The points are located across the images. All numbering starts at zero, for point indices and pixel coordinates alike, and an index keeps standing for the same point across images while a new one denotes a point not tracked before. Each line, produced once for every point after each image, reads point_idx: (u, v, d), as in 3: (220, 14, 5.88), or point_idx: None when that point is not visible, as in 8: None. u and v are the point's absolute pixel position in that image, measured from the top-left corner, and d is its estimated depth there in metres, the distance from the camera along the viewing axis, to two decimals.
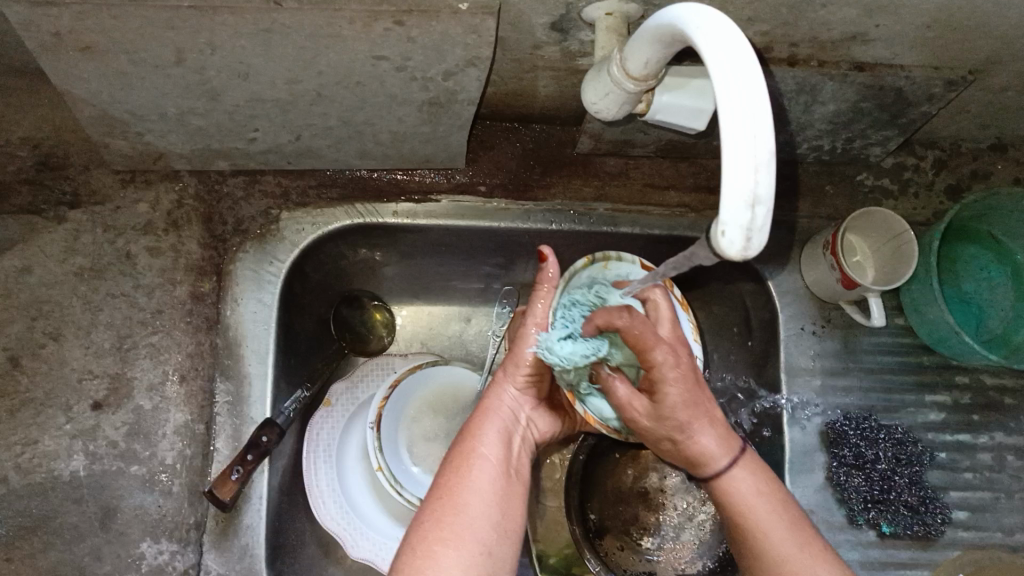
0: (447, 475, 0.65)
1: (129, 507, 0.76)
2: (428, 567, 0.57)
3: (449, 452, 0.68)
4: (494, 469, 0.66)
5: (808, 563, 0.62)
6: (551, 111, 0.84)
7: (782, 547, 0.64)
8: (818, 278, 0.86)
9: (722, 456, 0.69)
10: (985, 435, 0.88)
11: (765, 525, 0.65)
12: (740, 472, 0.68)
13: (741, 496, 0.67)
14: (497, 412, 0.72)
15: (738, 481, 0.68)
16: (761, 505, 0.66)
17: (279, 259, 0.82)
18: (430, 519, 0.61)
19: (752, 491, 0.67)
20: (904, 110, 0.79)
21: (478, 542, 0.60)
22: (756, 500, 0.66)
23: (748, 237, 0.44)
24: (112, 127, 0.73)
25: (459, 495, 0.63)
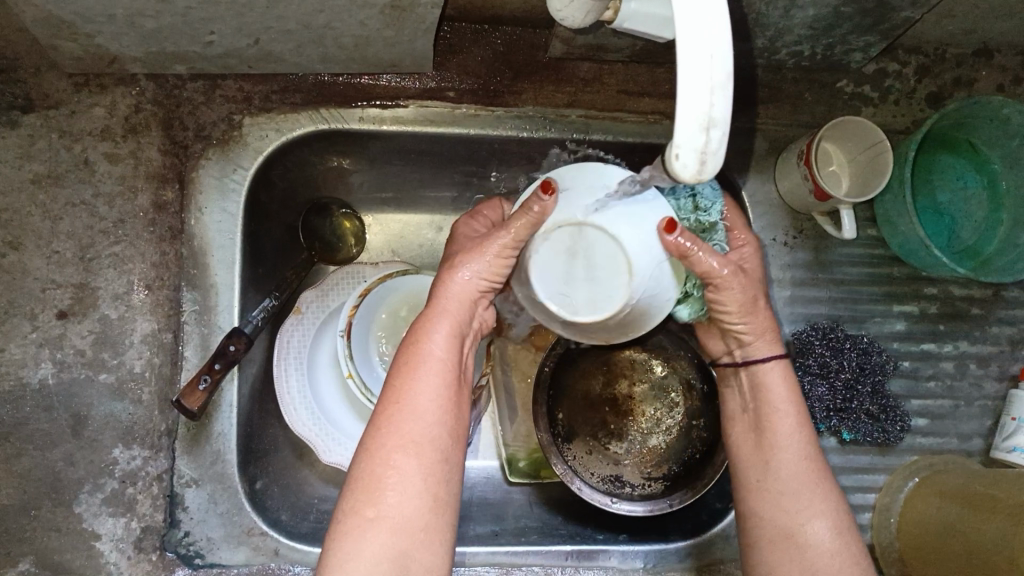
0: (399, 376, 0.60)
1: (99, 415, 0.77)
2: (388, 476, 0.56)
3: (399, 350, 0.63)
4: (445, 369, 0.62)
5: (818, 475, 0.67)
6: (522, 13, 0.81)
7: (799, 447, 0.67)
8: (791, 187, 0.85)
9: (767, 349, 0.71)
10: (949, 344, 0.89)
11: (788, 427, 0.68)
12: (779, 371, 0.71)
13: (775, 395, 0.70)
14: (451, 305, 0.65)
15: (778, 380, 0.70)
16: (791, 407, 0.69)
17: (244, 167, 0.80)
18: (384, 424, 0.58)
19: (785, 388, 0.70)
20: (887, 15, 0.76)
21: (436, 445, 0.58)
22: (788, 400, 0.69)
23: (702, 160, 0.43)
24: (59, 29, 0.69)
25: (414, 397, 0.59)
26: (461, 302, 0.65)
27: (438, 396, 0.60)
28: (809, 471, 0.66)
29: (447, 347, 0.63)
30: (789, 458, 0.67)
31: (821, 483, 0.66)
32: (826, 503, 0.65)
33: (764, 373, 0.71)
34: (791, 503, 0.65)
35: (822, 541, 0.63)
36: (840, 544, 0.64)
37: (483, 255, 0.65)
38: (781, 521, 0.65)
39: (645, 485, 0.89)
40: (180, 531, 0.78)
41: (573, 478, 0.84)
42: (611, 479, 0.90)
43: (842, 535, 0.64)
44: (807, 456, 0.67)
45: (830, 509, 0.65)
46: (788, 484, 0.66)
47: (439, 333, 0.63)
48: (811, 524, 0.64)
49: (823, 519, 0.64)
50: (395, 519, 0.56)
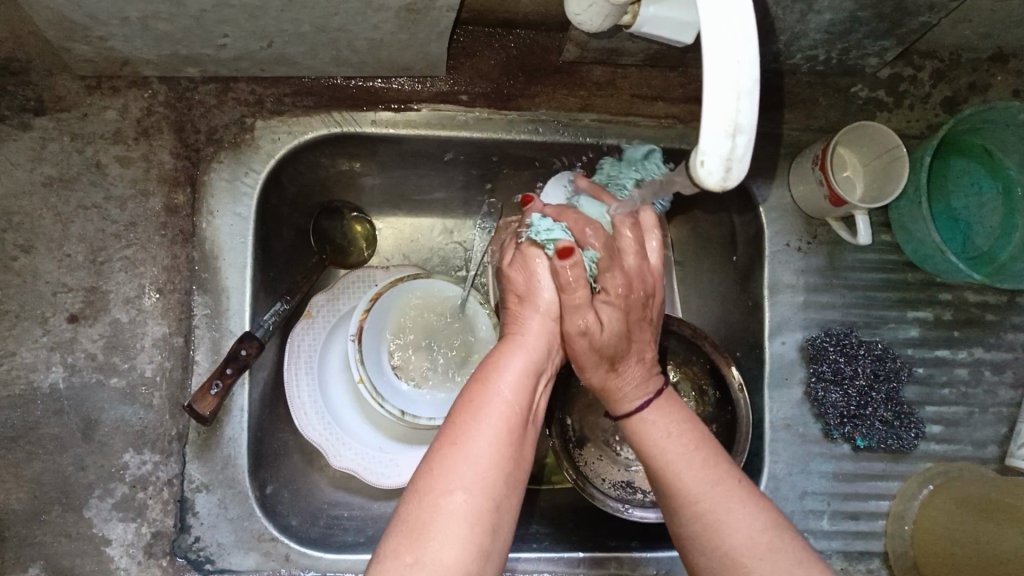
0: (462, 409, 0.59)
1: (110, 420, 0.77)
2: (432, 517, 0.52)
3: (462, 391, 0.61)
4: (509, 411, 0.59)
5: (727, 499, 0.59)
6: (536, 16, 0.80)
7: (695, 481, 0.61)
8: (807, 193, 0.84)
9: (635, 397, 0.67)
10: (964, 351, 0.89)
11: (675, 461, 0.62)
12: (652, 411, 0.66)
13: (653, 437, 0.65)
14: (524, 351, 0.65)
15: (654, 424, 0.66)
16: (674, 441, 0.63)
17: (255, 170, 0.80)
18: (435, 459, 0.55)
19: (665, 426, 0.65)
20: (904, 19, 0.76)
21: (488, 491, 0.54)
22: (668, 440, 0.64)
23: (728, 167, 0.43)
24: (72, 31, 0.69)
25: (472, 436, 0.56)
26: (532, 351, 0.65)
27: (499, 435, 0.57)
28: (714, 498, 0.59)
29: (512, 392, 0.61)
30: (688, 501, 0.60)
31: (732, 505, 0.59)
32: (744, 518, 0.58)
33: (638, 423, 0.66)
34: (710, 543, 0.58)
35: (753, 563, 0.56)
36: (773, 556, 0.56)
37: (536, 271, 0.70)
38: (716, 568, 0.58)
39: (657, 491, 0.89)
40: (190, 535, 0.76)
41: (586, 484, 0.83)
42: (622, 484, 0.89)
43: (772, 540, 0.57)
44: (704, 484, 0.60)
45: (748, 526, 0.58)
46: (700, 526, 0.59)
47: (509, 373, 0.62)
48: (736, 555, 0.57)
49: (748, 542, 0.57)
50: (438, 567, 0.50)
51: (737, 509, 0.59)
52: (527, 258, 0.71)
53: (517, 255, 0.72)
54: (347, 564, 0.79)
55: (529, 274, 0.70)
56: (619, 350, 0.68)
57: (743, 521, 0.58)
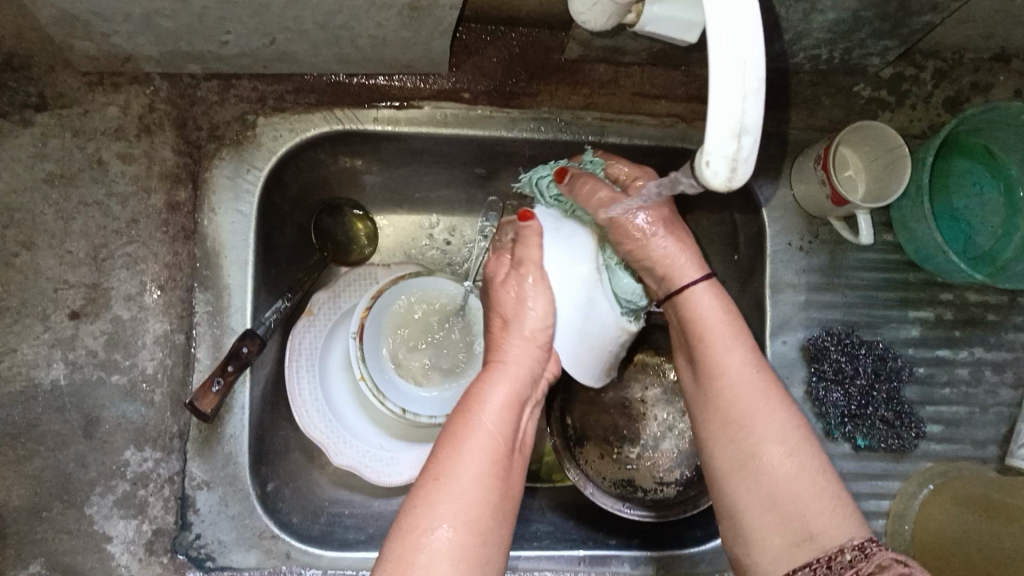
0: (448, 440, 0.60)
1: (111, 417, 0.77)
2: (416, 554, 0.53)
3: (447, 423, 0.62)
4: (494, 441, 0.60)
5: (761, 397, 0.64)
6: (539, 14, 0.80)
7: (737, 371, 0.66)
8: (808, 193, 0.84)
9: (693, 271, 0.72)
10: (965, 351, 0.89)
11: (721, 350, 0.67)
12: (705, 289, 0.71)
13: (704, 310, 0.70)
14: (506, 379, 0.66)
15: (703, 298, 0.70)
16: (722, 324, 0.68)
17: (257, 168, 0.80)
18: (420, 493, 0.56)
19: (714, 306, 0.70)
20: (906, 19, 0.76)
21: (473, 523, 0.55)
22: (717, 319, 0.69)
23: (733, 167, 0.43)
24: (74, 28, 0.69)
25: (456, 467, 0.57)
26: (514, 379, 0.66)
27: (485, 468, 0.58)
28: (755, 394, 0.64)
29: (496, 422, 0.62)
30: (727, 380, 0.65)
31: (765, 406, 0.63)
32: (776, 422, 0.63)
33: (690, 297, 0.71)
34: (735, 434, 0.64)
35: (775, 467, 0.61)
36: (798, 463, 0.61)
37: (525, 293, 0.69)
38: (736, 453, 0.63)
39: (657, 490, 0.90)
40: (191, 533, 0.76)
41: (586, 484, 0.83)
42: (623, 483, 0.89)
43: (801, 444, 0.62)
44: (739, 373, 0.65)
45: (781, 432, 0.62)
46: (733, 409, 0.64)
47: (495, 404, 0.63)
48: (762, 450, 0.62)
49: (776, 443, 0.62)
50: None
51: (769, 405, 0.64)
52: (523, 278, 0.70)
53: (509, 272, 0.71)
54: (346, 562, 0.79)
55: (521, 295, 0.69)
56: (666, 233, 0.73)
57: (773, 423, 0.63)
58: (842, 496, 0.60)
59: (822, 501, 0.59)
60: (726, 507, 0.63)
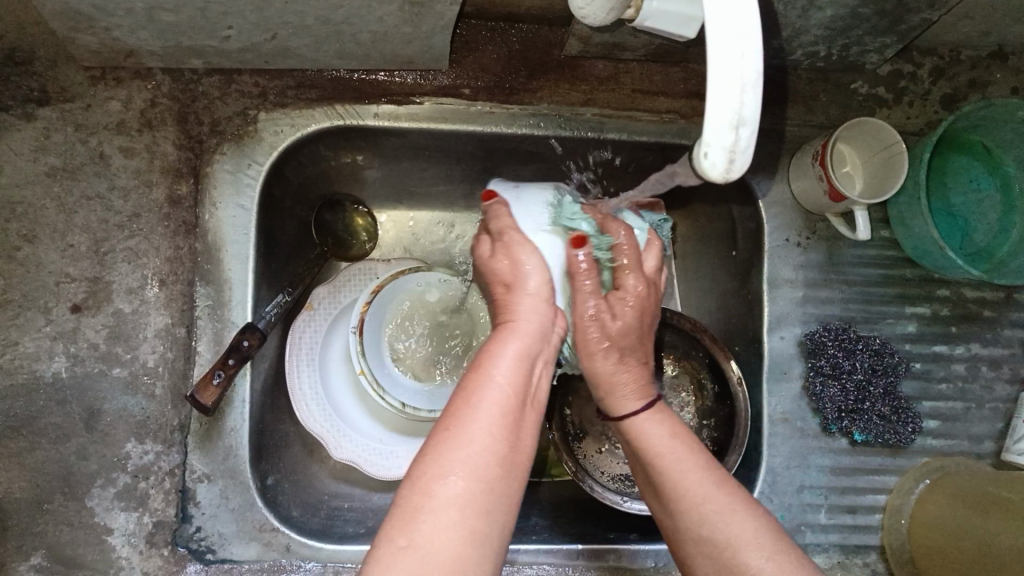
0: (458, 398, 0.55)
1: (112, 410, 0.77)
2: (422, 506, 0.49)
3: (462, 376, 0.57)
4: (509, 396, 0.55)
5: (723, 499, 0.58)
6: (539, 10, 0.80)
7: (697, 486, 0.59)
8: (806, 190, 0.85)
9: (630, 402, 0.65)
10: (961, 346, 0.89)
11: (683, 477, 0.60)
12: (649, 416, 0.64)
13: (653, 441, 0.63)
14: (524, 329, 0.61)
15: (652, 428, 0.64)
16: (679, 454, 0.61)
17: (258, 162, 0.80)
18: (428, 449, 0.52)
19: (667, 433, 0.63)
20: (904, 16, 0.76)
21: (481, 480, 0.51)
22: (669, 445, 0.62)
23: (731, 159, 0.44)
24: (77, 22, 0.69)
25: (466, 421, 0.53)
26: (530, 327, 0.61)
27: (496, 424, 0.53)
28: (725, 503, 0.58)
29: (511, 375, 0.57)
30: (690, 505, 0.59)
31: (731, 509, 0.57)
32: (749, 523, 0.56)
33: (633, 426, 0.65)
34: (709, 545, 0.57)
35: (758, 572, 0.54)
36: (779, 562, 0.54)
37: (521, 251, 0.64)
38: (712, 567, 0.57)
39: None
40: (192, 525, 0.77)
41: (585, 478, 0.83)
42: (622, 477, 0.90)
43: (776, 543, 0.55)
44: (699, 489, 0.59)
45: (758, 532, 0.56)
46: (702, 520, 0.58)
47: (509, 355, 0.58)
48: (739, 555, 0.55)
49: (754, 547, 0.55)
50: (429, 553, 0.47)
51: (737, 508, 0.57)
52: (511, 243, 0.65)
53: (495, 243, 0.66)
54: (346, 554, 0.79)
55: (516, 260, 0.64)
56: (619, 362, 0.66)
57: (745, 524, 0.56)
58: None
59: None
60: None
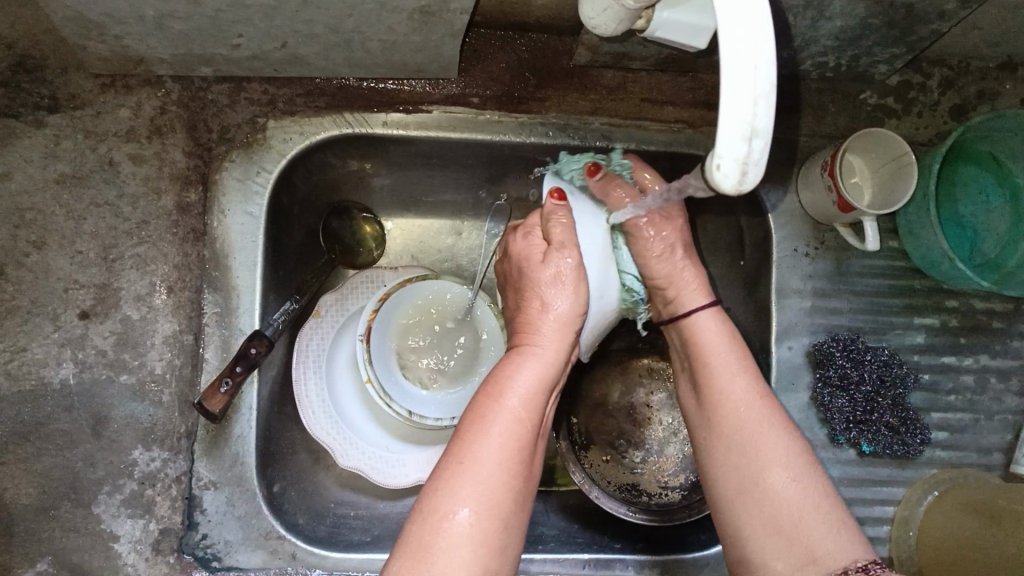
0: (474, 416, 0.60)
1: (119, 416, 0.77)
2: (435, 538, 0.54)
3: (472, 404, 0.62)
4: (519, 427, 0.60)
5: (765, 420, 0.65)
6: (548, 19, 0.81)
7: (740, 396, 0.66)
8: (815, 199, 0.85)
9: (699, 298, 0.73)
10: (970, 358, 0.89)
11: (726, 377, 0.68)
12: (709, 314, 0.73)
13: (707, 336, 0.71)
14: (538, 362, 0.65)
15: (708, 324, 0.72)
16: (729, 354, 0.69)
17: (267, 169, 0.80)
18: (442, 478, 0.57)
19: (718, 330, 0.72)
20: (914, 27, 0.76)
21: (492, 512, 0.56)
22: (719, 346, 0.70)
23: (744, 170, 0.43)
24: (88, 30, 0.70)
25: (479, 451, 0.58)
26: (545, 358, 0.65)
27: (507, 457, 0.58)
28: (759, 418, 0.65)
29: (522, 407, 0.61)
30: (734, 411, 0.66)
31: (769, 431, 0.64)
32: (781, 450, 0.63)
33: (692, 324, 0.73)
34: (744, 459, 0.64)
35: (784, 492, 0.61)
36: (803, 487, 0.61)
37: (563, 285, 0.68)
38: (738, 476, 0.63)
39: (662, 495, 0.90)
40: (198, 532, 0.77)
41: (590, 487, 0.84)
42: (628, 487, 0.90)
43: (804, 468, 0.62)
44: (746, 401, 0.66)
45: (785, 457, 0.63)
46: (740, 435, 0.65)
47: (522, 387, 0.62)
48: (768, 475, 0.62)
49: (780, 467, 0.62)
50: None
51: (773, 427, 0.65)
52: (562, 275, 0.68)
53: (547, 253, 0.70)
54: (353, 561, 0.79)
55: (559, 279, 0.68)
56: (677, 267, 0.74)
57: (778, 445, 0.63)
58: (846, 522, 0.60)
59: (824, 526, 0.60)
60: (730, 532, 0.63)
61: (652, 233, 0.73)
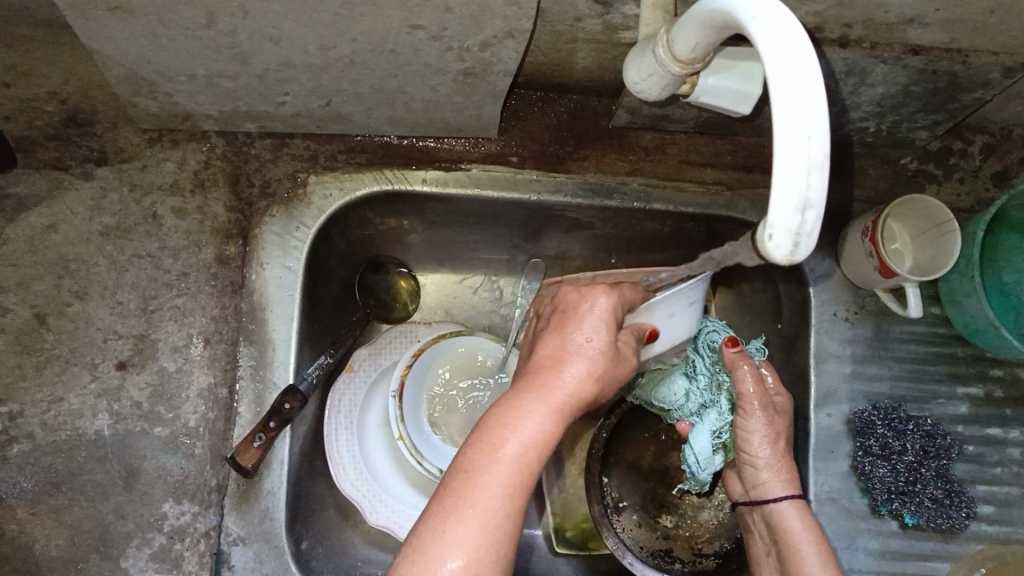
0: (470, 460, 0.55)
1: (151, 468, 0.77)
2: None
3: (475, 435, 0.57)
4: (518, 468, 0.55)
5: None
6: (588, 81, 0.81)
7: None
8: (854, 265, 0.84)
9: (783, 490, 0.75)
10: (1016, 429, 0.87)
11: (811, 568, 0.69)
12: (793, 508, 0.74)
13: (792, 526, 0.73)
14: (551, 398, 0.58)
15: (792, 515, 0.73)
16: (811, 542, 0.71)
17: (306, 225, 0.80)
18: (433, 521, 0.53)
19: (804, 524, 0.73)
20: (957, 95, 0.76)
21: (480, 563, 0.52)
22: (802, 537, 0.72)
23: (796, 241, 0.43)
24: (140, 87, 0.71)
25: (472, 494, 0.53)
26: (556, 400, 0.58)
27: (499, 501, 0.53)
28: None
29: (527, 444, 0.55)
30: None
31: None
32: None
33: (778, 513, 0.74)
34: None
35: None
36: None
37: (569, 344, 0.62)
38: None
39: (696, 562, 0.87)
40: None
41: (625, 553, 0.80)
42: (661, 554, 0.87)
43: None
44: None
45: None
46: None
47: (528, 424, 0.56)
48: None
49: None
50: None
51: None
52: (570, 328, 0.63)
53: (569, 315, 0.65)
54: None
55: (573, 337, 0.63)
56: (771, 458, 0.76)
57: None
58: None
59: None
60: None
61: (762, 416, 0.75)
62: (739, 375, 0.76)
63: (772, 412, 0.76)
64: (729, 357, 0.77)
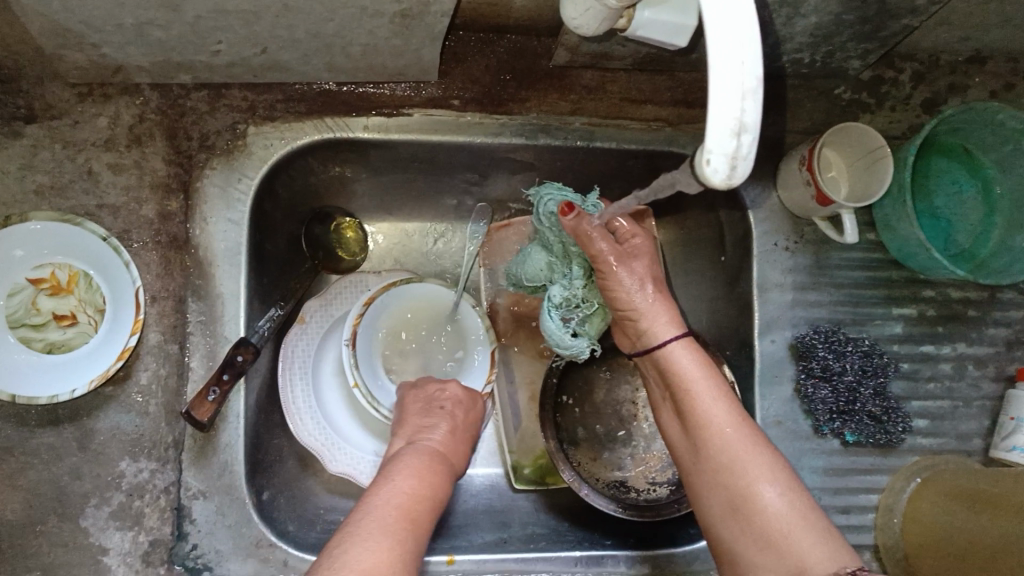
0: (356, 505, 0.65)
1: (105, 428, 0.76)
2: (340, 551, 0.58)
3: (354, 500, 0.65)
4: (410, 496, 0.65)
5: (741, 445, 0.66)
6: (527, 21, 0.81)
7: (717, 419, 0.68)
8: (792, 195, 0.86)
9: (668, 331, 0.73)
10: (948, 346, 0.91)
11: (706, 405, 0.69)
12: (681, 346, 0.72)
13: (682, 369, 0.71)
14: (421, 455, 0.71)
15: (681, 353, 0.72)
16: (702, 381, 0.70)
17: (248, 176, 0.80)
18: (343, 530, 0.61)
19: (692, 359, 0.72)
20: (886, 23, 0.78)
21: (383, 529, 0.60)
22: (697, 375, 0.71)
23: (732, 164, 0.44)
24: (65, 39, 0.69)
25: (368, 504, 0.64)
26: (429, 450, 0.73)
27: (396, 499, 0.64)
28: (740, 438, 0.66)
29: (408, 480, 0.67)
30: (715, 439, 0.67)
31: (746, 454, 0.65)
32: (767, 467, 0.64)
33: (666, 357, 0.73)
34: (727, 478, 0.65)
35: (769, 506, 0.63)
36: (791, 499, 0.63)
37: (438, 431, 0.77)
38: (725, 496, 0.65)
39: (650, 490, 0.90)
40: (188, 543, 0.76)
41: (582, 485, 0.83)
42: (615, 485, 0.90)
43: (793, 491, 0.63)
44: (721, 423, 0.67)
45: (770, 470, 0.64)
46: (722, 457, 0.66)
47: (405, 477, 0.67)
48: (755, 490, 0.64)
49: (767, 482, 0.64)
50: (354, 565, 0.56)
51: (751, 451, 0.65)
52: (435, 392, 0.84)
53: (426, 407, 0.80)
54: None
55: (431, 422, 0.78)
56: (648, 301, 0.74)
57: (755, 465, 0.65)
58: (835, 530, 0.62)
59: (813, 531, 0.61)
60: (717, 539, 0.66)
61: (620, 267, 0.74)
62: (588, 241, 0.73)
63: (625, 260, 0.74)
64: (569, 225, 0.73)
